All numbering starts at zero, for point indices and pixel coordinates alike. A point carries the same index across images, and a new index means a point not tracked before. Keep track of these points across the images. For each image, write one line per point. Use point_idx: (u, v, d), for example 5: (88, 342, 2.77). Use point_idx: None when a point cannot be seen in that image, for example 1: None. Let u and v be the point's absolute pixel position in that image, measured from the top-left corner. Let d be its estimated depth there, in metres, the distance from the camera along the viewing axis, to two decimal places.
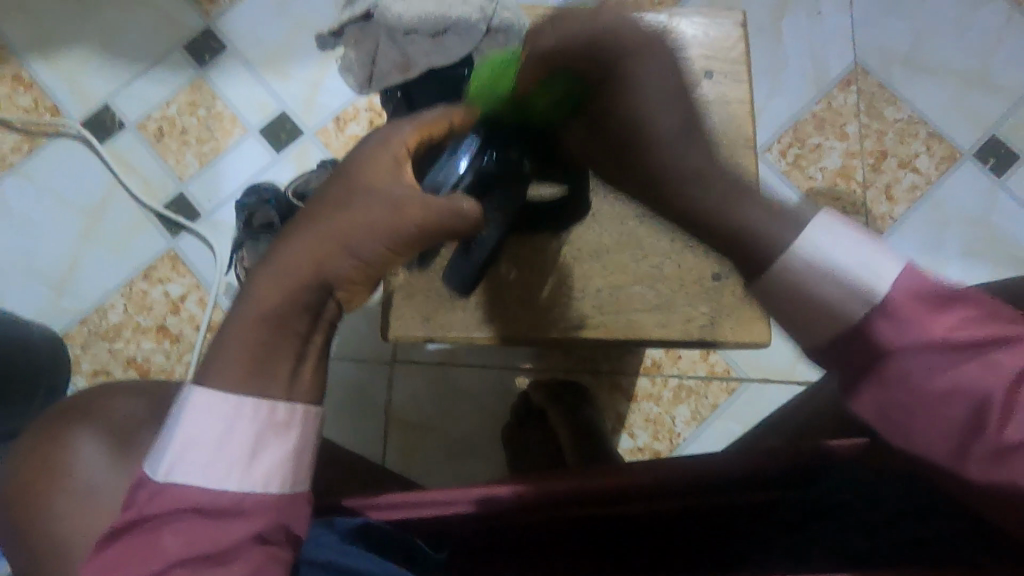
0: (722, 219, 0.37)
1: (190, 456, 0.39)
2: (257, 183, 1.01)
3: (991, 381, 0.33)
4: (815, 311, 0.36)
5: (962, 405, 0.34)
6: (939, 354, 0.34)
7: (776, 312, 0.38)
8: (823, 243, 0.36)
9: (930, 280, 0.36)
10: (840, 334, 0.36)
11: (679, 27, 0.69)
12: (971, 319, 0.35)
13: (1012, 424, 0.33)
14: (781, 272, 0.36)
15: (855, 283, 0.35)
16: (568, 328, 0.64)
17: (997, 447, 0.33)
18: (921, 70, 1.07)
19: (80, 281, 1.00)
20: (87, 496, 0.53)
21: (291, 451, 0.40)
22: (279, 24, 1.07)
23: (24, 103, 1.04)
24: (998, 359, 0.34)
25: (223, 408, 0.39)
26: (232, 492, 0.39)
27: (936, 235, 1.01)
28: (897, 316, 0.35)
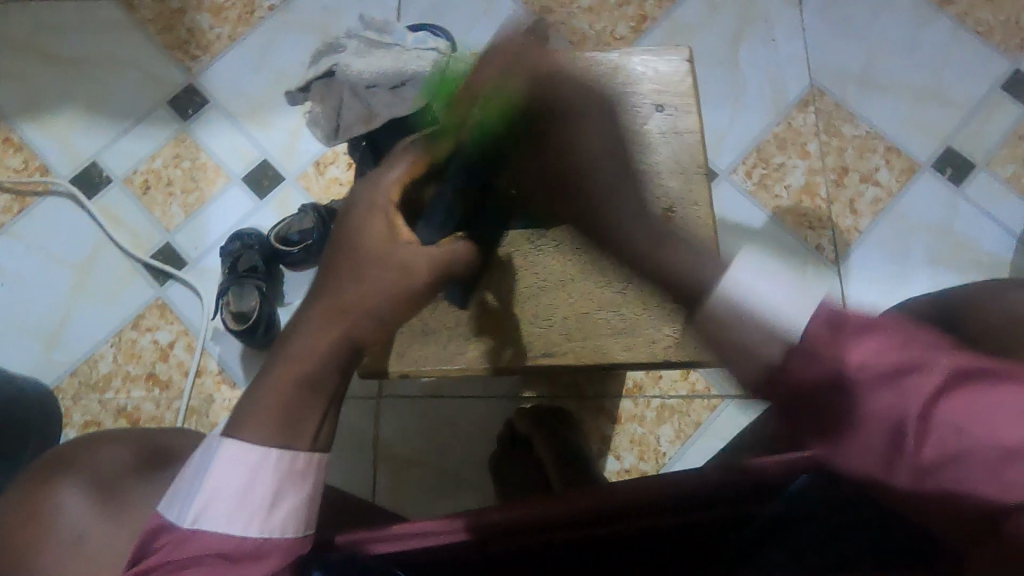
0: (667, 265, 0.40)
1: (217, 502, 0.42)
2: (241, 230, 1.04)
3: (904, 406, 0.31)
4: (742, 353, 0.34)
5: (876, 431, 0.32)
6: (860, 385, 0.31)
7: (717, 346, 0.37)
8: (749, 282, 0.37)
9: (838, 311, 0.34)
10: (764, 377, 0.34)
11: (630, 65, 0.73)
12: (882, 348, 0.31)
13: (928, 442, 0.31)
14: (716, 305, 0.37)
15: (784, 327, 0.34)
16: (538, 357, 0.66)
17: (920, 468, 0.31)
18: (874, 88, 1.11)
19: (70, 333, 1.02)
20: (76, 547, 0.54)
21: (305, 497, 0.44)
22: (258, 76, 1.12)
23: (14, 163, 1.08)
24: (908, 383, 0.31)
25: (249, 456, 0.43)
26: (253, 536, 0.42)
27: (902, 244, 1.04)
28: (813, 347, 0.33)
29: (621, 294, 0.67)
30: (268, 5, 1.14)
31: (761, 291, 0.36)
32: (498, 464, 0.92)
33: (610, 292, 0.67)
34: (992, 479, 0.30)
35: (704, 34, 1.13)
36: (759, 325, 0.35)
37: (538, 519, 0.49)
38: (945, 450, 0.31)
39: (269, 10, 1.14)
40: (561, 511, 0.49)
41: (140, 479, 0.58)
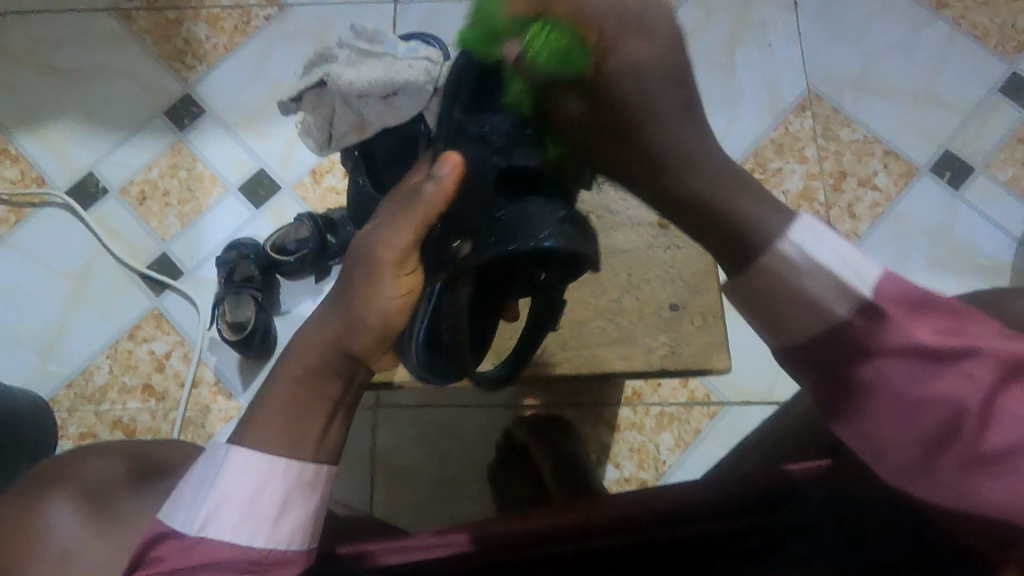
0: (726, 206, 0.38)
1: (222, 512, 0.41)
2: (238, 239, 1.04)
3: (967, 390, 0.34)
4: (791, 302, 0.37)
5: (940, 412, 0.35)
6: (917, 361, 0.35)
7: (767, 303, 0.38)
8: (815, 243, 0.37)
9: (907, 288, 0.37)
10: (826, 328, 0.36)
11: None
12: (946, 326, 0.35)
13: (990, 432, 0.34)
14: (769, 262, 0.37)
15: (839, 278, 0.36)
16: (533, 366, 0.65)
17: (978, 453, 0.34)
18: (871, 92, 1.11)
19: (66, 344, 1.02)
20: (60, 564, 0.53)
21: (311, 511, 0.44)
22: (255, 86, 1.12)
23: (11, 175, 1.08)
24: (972, 370, 0.34)
25: (260, 466, 0.43)
26: (261, 547, 0.41)
27: (901, 248, 1.04)
28: (874, 314, 0.36)
29: (616, 303, 0.67)
30: (264, 15, 1.14)
31: (824, 250, 0.37)
32: (496, 473, 0.91)
33: (607, 300, 0.67)
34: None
35: (700, 40, 1.13)
36: (822, 277, 0.37)
37: (532, 534, 0.48)
38: (1008, 442, 0.34)
39: (266, 20, 1.14)
40: (554, 524, 0.49)
41: (132, 492, 0.57)
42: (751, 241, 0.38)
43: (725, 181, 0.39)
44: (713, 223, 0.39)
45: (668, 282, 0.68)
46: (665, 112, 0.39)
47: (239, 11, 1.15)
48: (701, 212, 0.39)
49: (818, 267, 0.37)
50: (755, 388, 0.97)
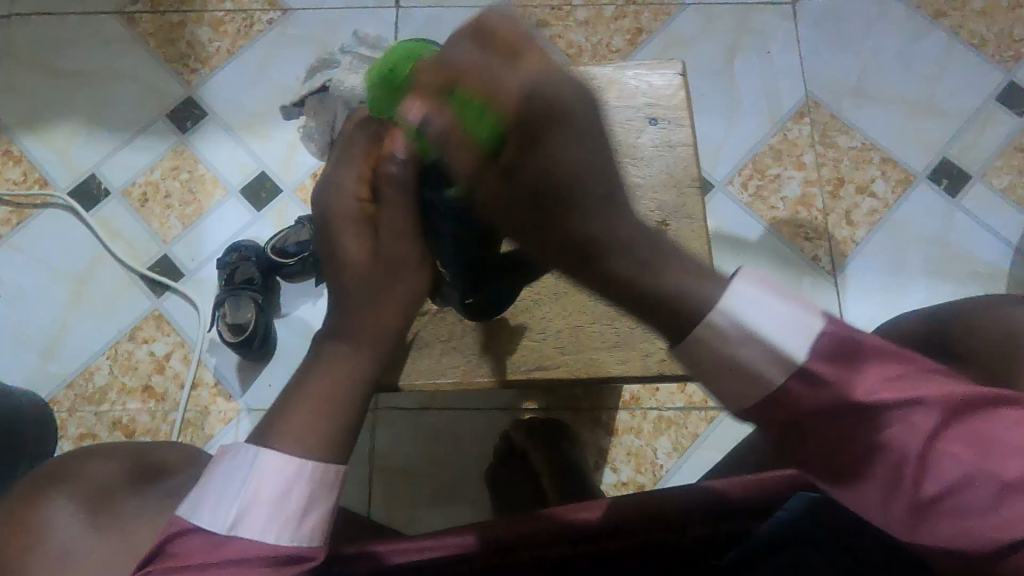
0: (664, 283, 0.35)
1: (251, 512, 0.42)
2: (238, 242, 1.04)
3: (905, 440, 0.34)
4: (730, 374, 0.36)
5: (878, 464, 0.34)
6: (859, 412, 0.34)
7: (708, 377, 0.37)
8: (746, 311, 0.36)
9: (838, 340, 0.35)
10: (763, 397, 0.36)
11: (624, 78, 0.72)
12: (885, 375, 0.34)
13: (929, 477, 0.33)
14: (704, 337, 0.36)
15: (775, 348, 0.35)
16: (531, 370, 0.66)
17: (923, 498, 0.34)
18: (869, 100, 1.12)
19: (66, 345, 1.02)
20: (58, 563, 0.52)
21: (332, 509, 0.44)
22: (256, 89, 1.12)
23: (13, 176, 1.08)
24: (910, 419, 0.34)
25: (287, 466, 0.43)
26: (287, 544, 0.42)
27: (898, 255, 1.05)
28: (812, 377, 0.35)
29: (614, 308, 0.68)
30: (266, 19, 1.15)
31: (756, 313, 0.36)
32: (494, 475, 0.91)
33: (605, 305, 0.68)
34: (984, 504, 0.33)
35: (698, 47, 1.13)
36: (754, 344, 0.36)
37: (528, 537, 0.49)
38: (945, 484, 0.33)
39: (268, 24, 1.15)
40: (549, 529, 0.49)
41: (132, 491, 0.58)
42: (689, 317, 0.36)
43: (651, 251, 0.35)
44: (654, 305, 0.35)
45: None
46: (599, 163, 0.33)
47: (242, 15, 1.16)
48: (635, 295, 0.35)
49: (750, 334, 0.36)
50: None
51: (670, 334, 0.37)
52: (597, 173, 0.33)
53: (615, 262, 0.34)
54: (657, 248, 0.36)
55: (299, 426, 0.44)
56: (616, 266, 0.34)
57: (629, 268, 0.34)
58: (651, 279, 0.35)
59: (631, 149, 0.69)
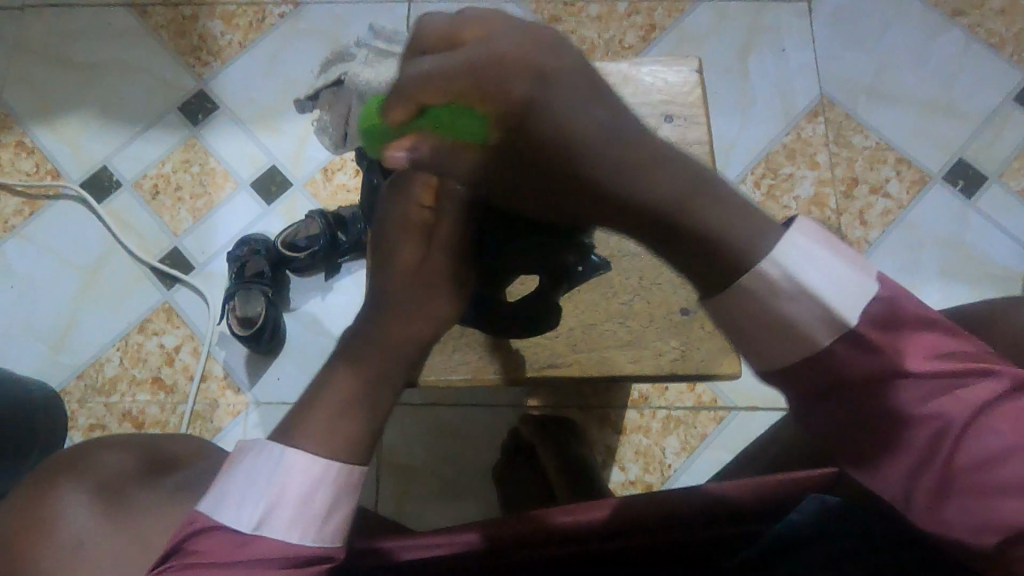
0: (693, 220, 0.38)
1: (275, 512, 0.41)
2: (248, 235, 1.04)
3: (952, 410, 0.36)
4: (779, 333, 0.38)
5: (924, 431, 0.36)
6: (906, 383, 0.36)
7: (753, 330, 0.39)
8: (795, 256, 0.38)
9: (897, 310, 0.37)
10: (811, 358, 0.37)
11: (639, 75, 0.71)
12: (935, 349, 0.37)
13: (972, 454, 0.35)
14: (748, 280, 0.38)
15: (825, 302, 0.37)
16: (541, 367, 0.65)
17: (964, 472, 0.35)
18: (884, 100, 1.11)
19: (77, 336, 1.03)
20: (73, 551, 0.53)
21: (353, 510, 0.44)
22: (267, 83, 1.12)
23: (26, 167, 1.09)
24: (959, 390, 0.36)
25: (313, 468, 0.42)
26: (311, 545, 0.42)
27: (912, 256, 1.03)
28: (863, 341, 0.37)
29: (627, 306, 0.67)
30: (278, 13, 1.15)
31: (809, 267, 0.38)
32: (502, 472, 0.91)
33: (617, 303, 0.67)
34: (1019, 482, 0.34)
35: (712, 44, 1.12)
36: (809, 300, 0.37)
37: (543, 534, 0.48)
38: (992, 460, 0.35)
39: (280, 17, 1.15)
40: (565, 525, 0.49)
41: (144, 483, 0.58)
42: (726, 255, 0.38)
43: (688, 192, 0.38)
44: (695, 240, 0.38)
45: (679, 287, 0.67)
46: (601, 133, 0.36)
47: (254, 8, 1.15)
48: (660, 219, 0.38)
49: (805, 290, 0.37)
50: (763, 393, 0.97)
51: (706, 284, 0.39)
52: (616, 140, 0.36)
53: (632, 198, 0.37)
54: (680, 173, 0.38)
55: (310, 422, 0.44)
56: (634, 199, 0.37)
57: (656, 194, 0.37)
58: (672, 209, 0.38)
59: None
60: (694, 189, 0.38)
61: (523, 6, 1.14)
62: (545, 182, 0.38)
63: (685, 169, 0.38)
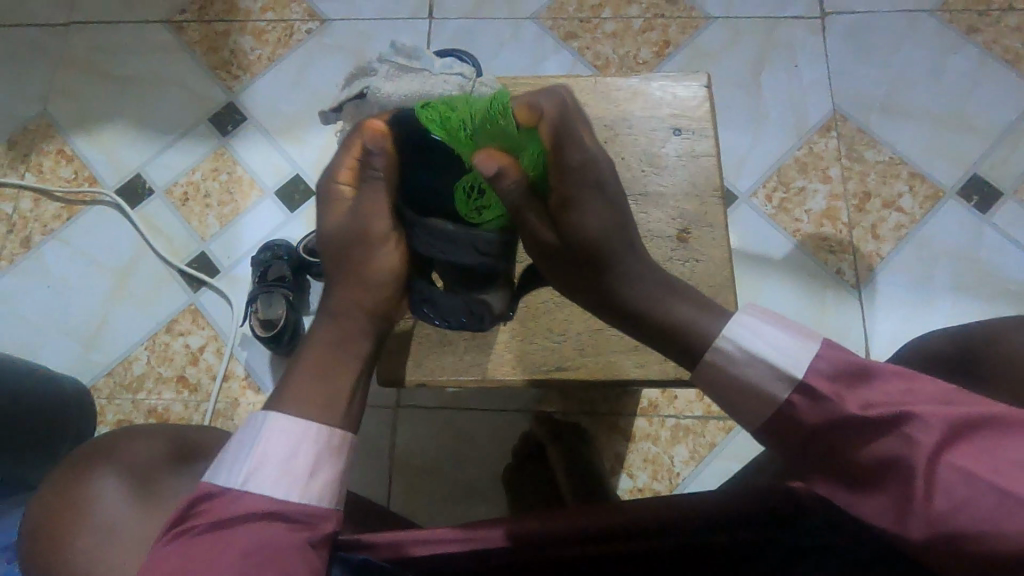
0: (666, 313, 0.46)
1: (264, 470, 0.44)
2: (272, 241, 1.08)
3: (909, 452, 0.37)
4: (740, 393, 0.43)
5: (889, 475, 0.38)
6: (862, 429, 0.39)
7: (718, 392, 0.44)
8: (743, 330, 0.44)
9: (847, 363, 0.41)
10: (772, 412, 0.42)
11: (649, 89, 0.73)
12: (888, 395, 0.39)
13: (937, 490, 0.37)
14: (713, 356, 0.44)
15: (777, 367, 0.42)
16: (548, 370, 0.68)
17: (935, 511, 0.37)
18: (898, 115, 1.11)
19: (109, 335, 1.07)
20: (108, 532, 0.57)
21: (338, 474, 0.46)
22: (293, 95, 1.17)
23: (65, 174, 1.15)
24: (913, 432, 0.37)
25: (296, 429, 0.46)
26: (295, 503, 0.44)
27: (925, 271, 1.04)
28: (815, 394, 0.40)
29: None
30: (306, 29, 1.20)
31: (757, 339, 0.43)
32: (513, 476, 0.93)
33: None
34: (985, 518, 0.35)
35: (725, 60, 1.15)
36: (762, 368, 0.42)
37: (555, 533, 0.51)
38: (954, 499, 0.36)
39: (307, 34, 1.20)
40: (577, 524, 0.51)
41: (173, 470, 0.62)
42: (692, 342, 0.45)
43: (667, 291, 0.47)
44: (666, 325, 0.46)
45: None
46: (619, 234, 0.47)
47: (282, 25, 1.21)
48: (645, 313, 0.46)
49: (755, 357, 0.43)
50: None
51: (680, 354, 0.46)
52: (622, 232, 0.47)
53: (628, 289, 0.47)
54: (661, 274, 0.48)
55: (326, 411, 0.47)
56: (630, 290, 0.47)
57: (644, 291, 0.47)
58: (657, 300, 0.46)
59: (654, 158, 0.71)
60: (670, 285, 0.47)
61: (539, 23, 1.18)
62: (570, 263, 0.48)
63: (667, 274, 0.48)
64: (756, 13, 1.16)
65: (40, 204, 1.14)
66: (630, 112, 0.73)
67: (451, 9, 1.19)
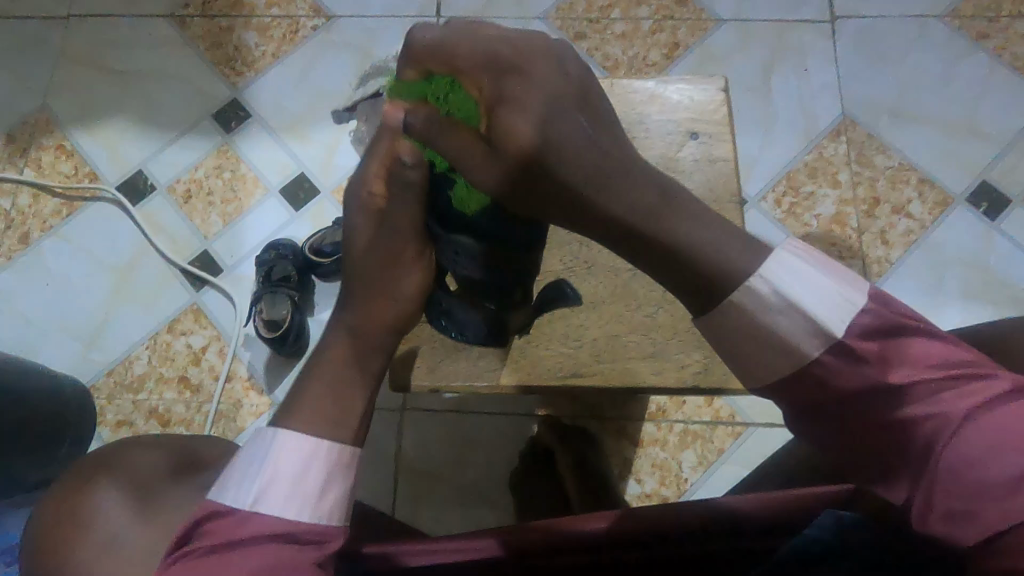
0: (692, 245, 0.41)
1: (273, 486, 0.43)
2: (276, 240, 1.07)
3: (937, 413, 0.39)
4: (770, 343, 0.41)
5: (921, 428, 0.40)
6: (903, 381, 0.40)
7: (746, 341, 0.42)
8: (780, 274, 0.41)
9: (895, 321, 0.41)
10: (812, 364, 0.41)
11: (666, 93, 0.73)
12: (931, 356, 0.40)
13: (964, 448, 0.38)
14: (744, 300, 0.41)
15: (813, 318, 0.41)
16: (564, 377, 0.67)
17: (958, 466, 0.38)
18: (907, 121, 1.11)
19: (108, 334, 1.06)
20: (107, 545, 0.56)
21: (349, 492, 0.45)
22: (299, 92, 1.15)
23: (65, 169, 1.13)
24: (949, 392, 0.39)
25: (307, 445, 0.45)
26: (306, 520, 0.43)
27: (933, 278, 1.03)
28: (851, 354, 0.40)
29: (651, 318, 0.68)
30: (311, 26, 1.19)
31: (796, 284, 0.41)
32: (520, 481, 0.92)
33: (640, 315, 0.68)
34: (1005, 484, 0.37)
35: (735, 63, 1.14)
36: (796, 318, 0.41)
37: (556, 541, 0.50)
38: (979, 458, 0.38)
39: (313, 30, 1.18)
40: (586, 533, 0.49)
41: (176, 480, 0.60)
42: (723, 287, 0.41)
43: (688, 215, 0.41)
44: (694, 269, 0.41)
45: None
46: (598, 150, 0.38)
47: (288, 21, 1.19)
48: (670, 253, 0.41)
49: (792, 307, 0.41)
50: None
51: (700, 302, 0.42)
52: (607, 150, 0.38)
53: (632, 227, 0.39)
54: (677, 202, 0.41)
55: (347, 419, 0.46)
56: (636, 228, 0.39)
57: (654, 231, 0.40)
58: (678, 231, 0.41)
59: (671, 162, 0.70)
60: (692, 214, 0.41)
61: (549, 23, 1.17)
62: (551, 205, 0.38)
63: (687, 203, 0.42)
64: (767, 16, 1.16)
65: (39, 200, 1.12)
66: (647, 115, 0.72)
67: (459, 7, 1.17)
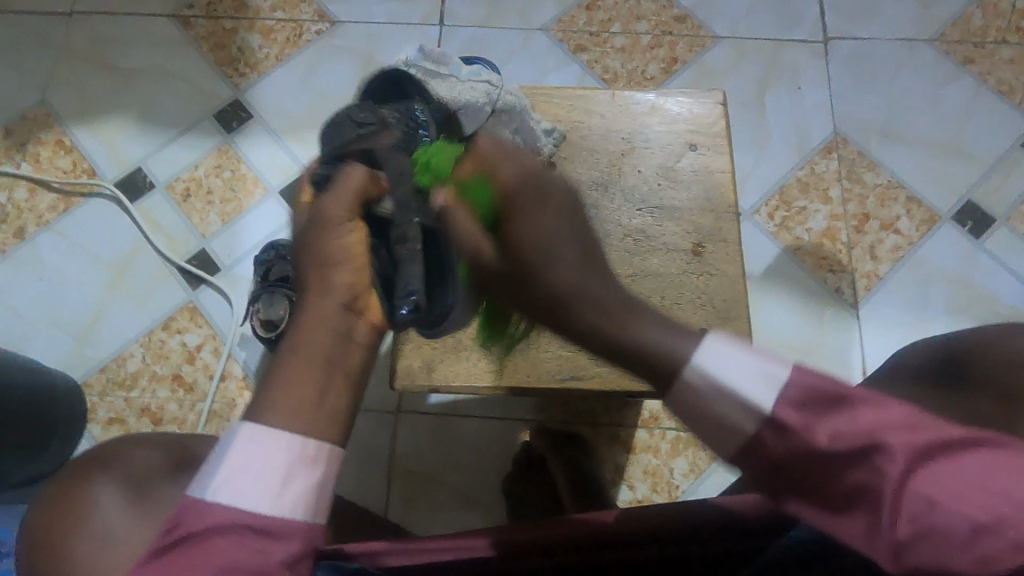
0: (637, 335, 0.37)
1: (233, 481, 0.39)
2: (275, 241, 1.07)
3: (874, 481, 0.33)
4: (705, 422, 0.37)
5: (860, 500, 0.34)
6: (826, 456, 0.34)
7: (689, 422, 0.38)
8: (717, 360, 0.37)
9: (815, 387, 0.36)
10: (738, 448, 0.36)
11: (666, 105, 0.75)
12: (856, 424, 0.34)
13: (902, 519, 0.33)
14: (681, 385, 0.37)
15: (743, 398, 0.36)
16: (563, 380, 0.68)
17: (896, 541, 0.33)
18: (897, 140, 1.14)
19: (101, 330, 1.05)
20: (102, 542, 0.56)
21: (315, 485, 0.41)
22: (301, 95, 1.17)
23: (63, 165, 1.13)
24: (880, 460, 0.33)
25: (268, 434, 0.40)
26: (266, 515, 0.39)
27: (920, 293, 1.06)
28: (781, 427, 0.35)
29: None
30: (316, 30, 1.20)
31: (727, 370, 0.36)
32: (512, 485, 0.92)
33: None
34: (954, 545, 0.32)
35: (731, 80, 1.17)
36: (727, 398, 0.36)
37: (542, 540, 0.50)
38: (918, 526, 0.32)
39: (317, 35, 1.20)
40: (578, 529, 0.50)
41: (169, 478, 0.60)
42: (663, 374, 0.37)
43: (630, 306, 0.38)
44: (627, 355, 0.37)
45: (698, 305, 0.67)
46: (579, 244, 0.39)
47: (292, 25, 1.20)
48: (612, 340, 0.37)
49: (723, 388, 0.36)
50: None
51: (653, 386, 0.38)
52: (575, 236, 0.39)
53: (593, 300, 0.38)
54: (630, 298, 0.39)
55: None
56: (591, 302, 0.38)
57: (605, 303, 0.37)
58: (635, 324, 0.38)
59: (670, 173, 0.72)
60: (644, 308, 0.38)
61: (549, 34, 1.19)
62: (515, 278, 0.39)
63: (634, 304, 0.38)
64: (763, 35, 1.19)
65: (36, 195, 1.11)
66: (647, 126, 0.74)
67: (463, 17, 1.19)
